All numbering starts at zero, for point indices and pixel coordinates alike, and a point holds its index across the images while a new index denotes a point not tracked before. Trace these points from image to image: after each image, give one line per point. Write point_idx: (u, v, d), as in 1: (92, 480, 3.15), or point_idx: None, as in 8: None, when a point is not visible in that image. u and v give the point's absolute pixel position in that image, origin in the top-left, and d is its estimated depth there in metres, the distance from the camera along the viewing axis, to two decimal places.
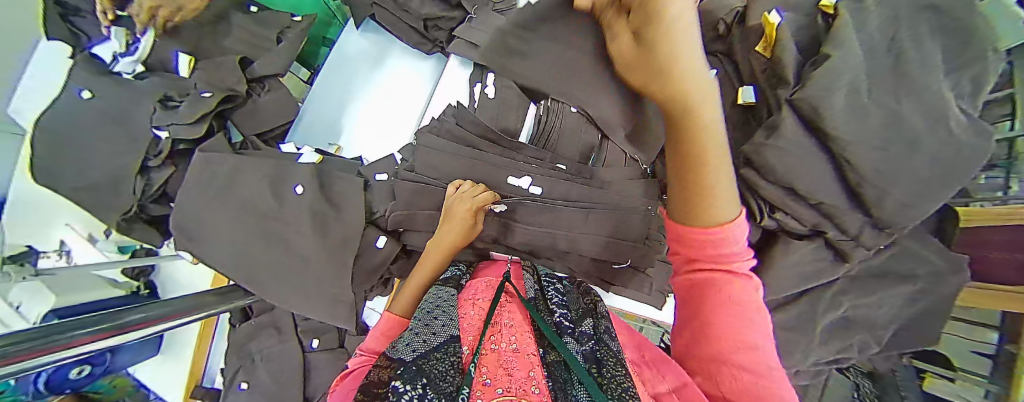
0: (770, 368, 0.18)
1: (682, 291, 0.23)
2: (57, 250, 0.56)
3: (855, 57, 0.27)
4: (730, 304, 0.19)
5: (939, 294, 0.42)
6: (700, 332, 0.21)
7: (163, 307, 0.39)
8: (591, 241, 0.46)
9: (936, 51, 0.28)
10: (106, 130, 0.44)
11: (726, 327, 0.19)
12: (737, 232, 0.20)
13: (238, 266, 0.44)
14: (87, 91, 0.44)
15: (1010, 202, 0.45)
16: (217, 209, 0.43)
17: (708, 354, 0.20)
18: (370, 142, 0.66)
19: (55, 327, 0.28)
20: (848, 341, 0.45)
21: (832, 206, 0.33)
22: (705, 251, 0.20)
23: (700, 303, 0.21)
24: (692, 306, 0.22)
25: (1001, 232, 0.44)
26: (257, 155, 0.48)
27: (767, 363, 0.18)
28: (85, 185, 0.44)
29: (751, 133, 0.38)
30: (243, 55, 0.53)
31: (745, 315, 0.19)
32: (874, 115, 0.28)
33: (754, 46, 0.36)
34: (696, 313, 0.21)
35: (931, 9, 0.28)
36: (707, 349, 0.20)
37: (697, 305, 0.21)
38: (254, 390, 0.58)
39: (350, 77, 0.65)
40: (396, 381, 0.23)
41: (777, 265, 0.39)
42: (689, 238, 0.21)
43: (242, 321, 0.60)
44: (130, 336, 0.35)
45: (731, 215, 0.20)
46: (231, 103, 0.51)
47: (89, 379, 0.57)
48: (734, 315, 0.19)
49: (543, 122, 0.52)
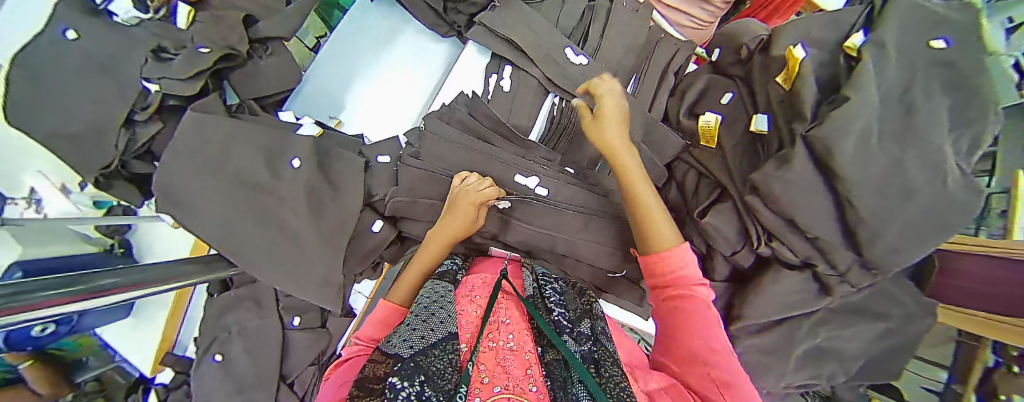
0: (729, 363, 0.29)
1: (662, 310, 0.34)
2: (26, 198, 0.53)
3: (873, 102, 0.27)
4: (698, 319, 0.31)
5: (907, 334, 0.44)
6: (679, 338, 0.32)
7: (140, 272, 0.37)
8: (591, 247, 0.47)
9: (947, 105, 0.27)
10: (87, 77, 0.40)
11: (699, 335, 0.30)
12: (691, 266, 0.34)
13: (218, 238, 0.40)
14: (72, 31, 0.41)
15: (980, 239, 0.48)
16: (204, 176, 0.40)
17: (690, 353, 0.30)
18: (373, 120, 0.64)
19: (25, 285, 0.26)
20: (820, 369, 0.47)
21: (827, 242, 0.34)
22: (676, 282, 0.34)
23: (679, 318, 0.32)
24: (674, 318, 0.33)
25: (975, 262, 0.44)
26: (254, 123, 0.46)
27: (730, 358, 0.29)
28: (60, 134, 0.40)
29: (758, 163, 0.38)
30: (248, 13, 0.49)
31: (710, 327, 0.31)
32: (879, 164, 0.28)
33: (775, 76, 0.37)
34: (676, 328, 0.32)
35: (945, 66, 0.28)
36: (689, 347, 0.31)
37: (676, 319, 0.32)
38: (229, 363, 0.56)
39: (357, 49, 0.62)
40: (394, 378, 0.22)
41: (767, 290, 0.41)
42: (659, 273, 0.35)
43: (220, 292, 0.59)
44: (102, 301, 0.33)
45: (682, 255, 0.34)
46: (229, 62, 0.48)
47: (53, 337, 0.54)
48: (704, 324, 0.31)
49: (555, 123, 0.52)
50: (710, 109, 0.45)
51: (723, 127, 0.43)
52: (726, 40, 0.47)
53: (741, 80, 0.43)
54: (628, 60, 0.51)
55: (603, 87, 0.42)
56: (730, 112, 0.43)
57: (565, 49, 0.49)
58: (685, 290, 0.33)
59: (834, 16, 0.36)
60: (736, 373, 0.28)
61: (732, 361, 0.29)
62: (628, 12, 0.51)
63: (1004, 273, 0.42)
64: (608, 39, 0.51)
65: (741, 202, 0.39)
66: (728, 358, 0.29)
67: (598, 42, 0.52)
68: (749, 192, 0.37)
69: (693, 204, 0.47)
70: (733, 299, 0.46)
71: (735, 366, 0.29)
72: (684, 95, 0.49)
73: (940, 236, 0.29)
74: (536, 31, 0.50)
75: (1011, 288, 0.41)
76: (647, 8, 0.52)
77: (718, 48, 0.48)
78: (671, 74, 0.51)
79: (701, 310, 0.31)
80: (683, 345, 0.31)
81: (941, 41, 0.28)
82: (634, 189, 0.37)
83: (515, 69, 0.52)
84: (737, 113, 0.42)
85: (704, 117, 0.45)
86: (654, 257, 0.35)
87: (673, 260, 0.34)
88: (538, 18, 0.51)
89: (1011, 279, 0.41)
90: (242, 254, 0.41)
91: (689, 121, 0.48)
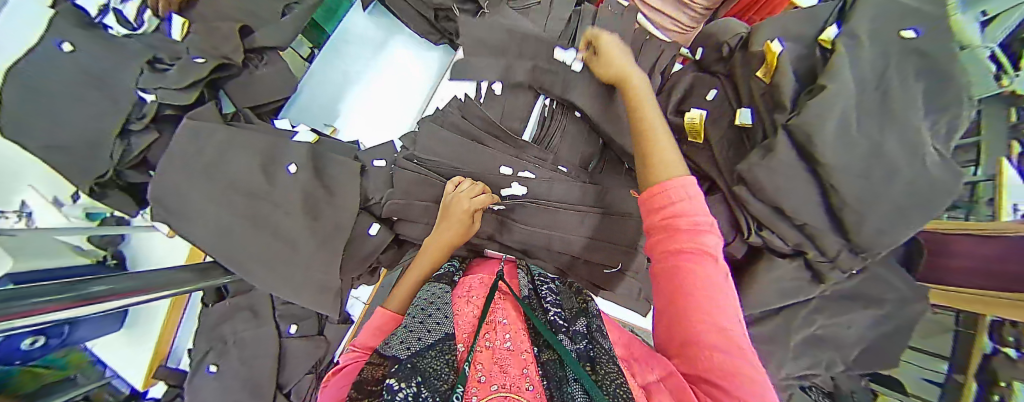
0: (739, 340, 0.22)
1: (662, 270, 0.27)
2: (17, 212, 0.54)
3: (848, 90, 0.28)
4: (699, 283, 0.24)
5: (902, 319, 0.45)
6: (679, 307, 0.24)
7: (135, 280, 0.37)
8: (586, 243, 0.48)
9: (920, 90, 0.29)
10: (84, 86, 0.41)
11: (702, 304, 0.23)
12: (699, 216, 0.27)
13: (216, 241, 0.41)
14: (68, 44, 0.42)
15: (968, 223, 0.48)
16: (199, 182, 0.41)
17: (690, 332, 0.23)
18: (367, 127, 0.65)
19: (17, 294, 0.26)
20: (817, 358, 0.47)
21: (815, 228, 0.35)
22: (681, 236, 0.26)
23: (681, 282, 0.25)
24: (671, 285, 0.25)
25: (961, 242, 0.46)
26: (251, 130, 0.46)
27: (739, 342, 0.22)
28: (55, 144, 0.41)
29: (744, 154, 0.40)
30: (245, 24, 0.51)
31: (715, 292, 0.24)
32: (859, 149, 0.29)
33: (756, 71, 0.38)
34: (673, 291, 0.25)
35: (919, 55, 0.29)
36: (688, 326, 0.23)
37: (675, 285, 0.25)
38: (224, 374, 0.55)
39: (351, 58, 0.64)
40: (390, 380, 0.23)
41: (761, 280, 0.41)
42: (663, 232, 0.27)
43: (215, 302, 0.58)
44: (93, 309, 0.32)
45: (688, 202, 0.27)
46: (227, 73, 0.49)
47: (44, 351, 0.54)
48: (705, 293, 0.24)
49: (547, 123, 0.53)
50: (696, 105, 0.46)
51: (709, 123, 0.44)
52: (706, 38, 0.49)
53: (724, 76, 0.45)
54: None
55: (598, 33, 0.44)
56: (716, 108, 0.44)
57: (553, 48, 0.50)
58: (687, 245, 0.26)
59: (809, 12, 0.37)
60: (743, 354, 0.21)
61: (740, 338, 0.22)
62: (613, 16, 0.53)
63: (995, 250, 0.42)
64: None
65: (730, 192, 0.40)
66: (736, 336, 0.22)
67: (586, 44, 0.53)
68: (737, 182, 0.38)
69: None
70: None
71: (742, 343, 0.22)
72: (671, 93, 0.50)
73: (927, 210, 0.29)
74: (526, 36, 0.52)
75: (1000, 263, 0.41)
76: (632, 11, 0.54)
77: (701, 48, 0.49)
78: (658, 74, 0.51)
79: (709, 271, 0.24)
80: (683, 322, 0.24)
81: (912, 30, 0.30)
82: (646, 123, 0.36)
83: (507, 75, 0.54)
84: (723, 109, 0.43)
85: (692, 112, 0.45)
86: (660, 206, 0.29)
87: (681, 212, 0.27)
88: (528, 22, 0.53)
89: (998, 254, 0.42)
90: (240, 259, 0.41)
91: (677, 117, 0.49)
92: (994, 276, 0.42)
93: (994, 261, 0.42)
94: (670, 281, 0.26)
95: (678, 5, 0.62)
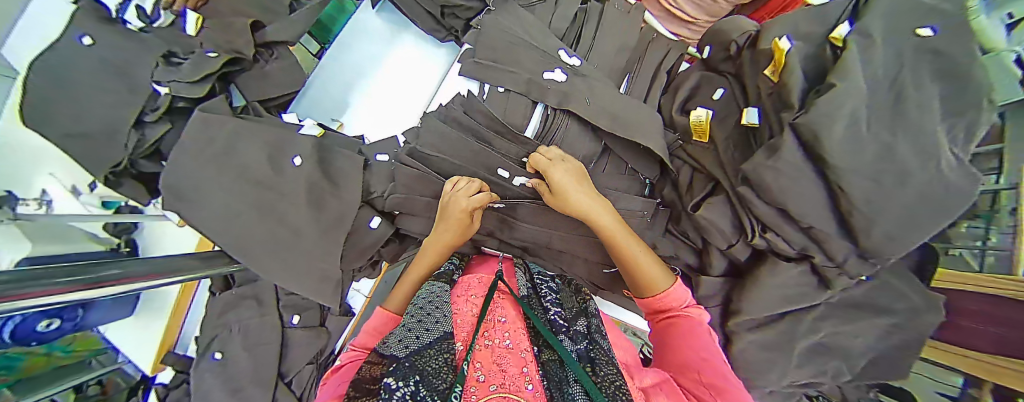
0: (724, 370, 0.31)
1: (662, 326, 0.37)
2: (37, 200, 0.60)
3: (859, 87, 0.27)
4: (697, 336, 0.34)
5: (915, 331, 0.43)
6: (677, 348, 0.33)
7: (144, 265, 0.38)
8: (586, 243, 0.50)
9: (938, 88, 0.27)
10: (100, 79, 0.43)
11: (693, 346, 0.33)
12: (685, 295, 0.38)
13: (219, 230, 0.41)
14: (88, 37, 0.44)
15: (987, 252, 0.41)
16: (210, 170, 0.42)
17: (683, 362, 0.32)
18: (374, 122, 0.66)
19: (35, 273, 0.26)
20: (822, 367, 0.45)
21: (821, 231, 0.34)
22: (673, 307, 0.37)
23: (677, 333, 0.34)
24: (667, 334, 0.35)
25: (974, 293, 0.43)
26: (260, 122, 0.47)
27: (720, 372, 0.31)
28: (75, 133, 0.43)
29: (750, 154, 0.39)
30: (256, 19, 0.52)
31: (703, 340, 0.33)
32: (869, 151, 0.28)
33: (764, 69, 0.37)
34: (673, 342, 0.34)
35: (933, 53, 0.27)
36: (682, 358, 0.32)
37: (672, 336, 0.35)
38: (228, 360, 0.56)
39: (360, 57, 0.65)
40: (389, 379, 0.23)
41: (765, 284, 0.40)
42: (656, 300, 0.38)
43: (221, 290, 0.60)
44: (109, 291, 0.33)
45: (677, 287, 0.38)
46: (237, 67, 0.50)
47: (58, 333, 0.57)
48: (696, 340, 0.33)
49: (548, 123, 0.51)
50: (702, 104, 0.46)
51: (715, 122, 0.44)
52: (714, 36, 0.46)
53: (733, 76, 0.44)
54: (621, 60, 0.53)
55: (547, 164, 0.41)
56: (723, 108, 0.43)
57: (558, 50, 0.51)
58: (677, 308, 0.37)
59: (819, 9, 0.36)
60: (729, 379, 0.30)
61: (726, 370, 0.31)
62: (619, 14, 0.53)
63: (995, 310, 0.40)
64: (601, 40, 0.53)
65: (733, 192, 0.40)
66: (722, 366, 0.32)
67: (592, 42, 0.53)
68: (743, 183, 0.37)
69: (686, 198, 0.47)
70: (730, 294, 0.45)
71: (728, 373, 0.31)
72: (676, 93, 0.50)
73: (938, 222, 0.28)
74: (530, 33, 0.52)
75: (1018, 329, 0.38)
76: (638, 10, 0.54)
77: (708, 46, 0.48)
78: (664, 73, 0.52)
79: (698, 325, 0.35)
80: (678, 354, 0.33)
81: (928, 29, 0.28)
82: (636, 265, 0.38)
83: (510, 92, 0.51)
84: (729, 108, 0.43)
85: (697, 112, 0.45)
86: (650, 295, 0.38)
87: (669, 293, 0.37)
88: (533, 19, 0.53)
89: (999, 313, 0.40)
90: (244, 247, 0.42)
91: (681, 118, 0.49)
92: (1001, 337, 0.40)
93: (1011, 326, 0.39)
94: (667, 335, 0.35)
95: (678, 21, 0.62)
